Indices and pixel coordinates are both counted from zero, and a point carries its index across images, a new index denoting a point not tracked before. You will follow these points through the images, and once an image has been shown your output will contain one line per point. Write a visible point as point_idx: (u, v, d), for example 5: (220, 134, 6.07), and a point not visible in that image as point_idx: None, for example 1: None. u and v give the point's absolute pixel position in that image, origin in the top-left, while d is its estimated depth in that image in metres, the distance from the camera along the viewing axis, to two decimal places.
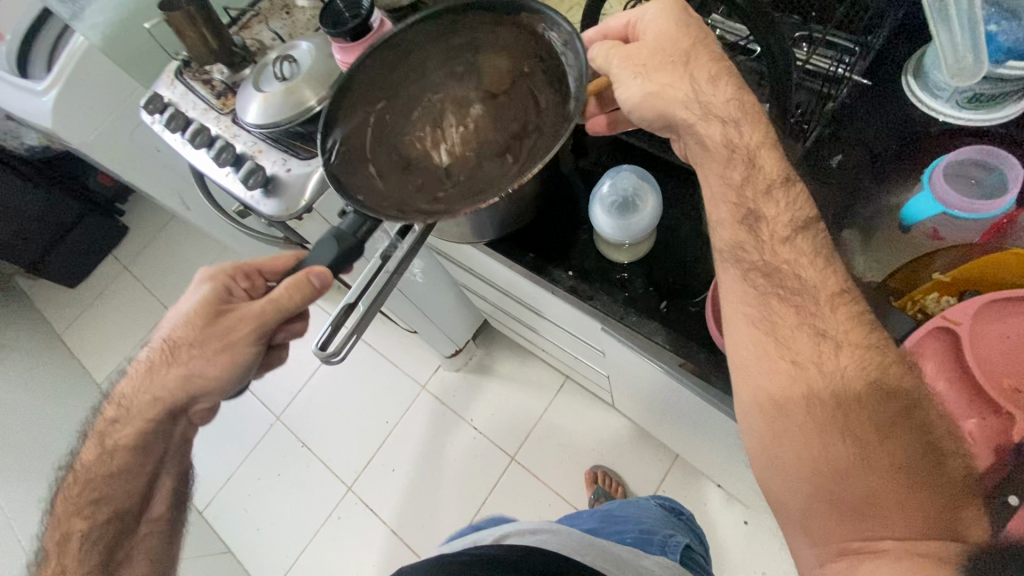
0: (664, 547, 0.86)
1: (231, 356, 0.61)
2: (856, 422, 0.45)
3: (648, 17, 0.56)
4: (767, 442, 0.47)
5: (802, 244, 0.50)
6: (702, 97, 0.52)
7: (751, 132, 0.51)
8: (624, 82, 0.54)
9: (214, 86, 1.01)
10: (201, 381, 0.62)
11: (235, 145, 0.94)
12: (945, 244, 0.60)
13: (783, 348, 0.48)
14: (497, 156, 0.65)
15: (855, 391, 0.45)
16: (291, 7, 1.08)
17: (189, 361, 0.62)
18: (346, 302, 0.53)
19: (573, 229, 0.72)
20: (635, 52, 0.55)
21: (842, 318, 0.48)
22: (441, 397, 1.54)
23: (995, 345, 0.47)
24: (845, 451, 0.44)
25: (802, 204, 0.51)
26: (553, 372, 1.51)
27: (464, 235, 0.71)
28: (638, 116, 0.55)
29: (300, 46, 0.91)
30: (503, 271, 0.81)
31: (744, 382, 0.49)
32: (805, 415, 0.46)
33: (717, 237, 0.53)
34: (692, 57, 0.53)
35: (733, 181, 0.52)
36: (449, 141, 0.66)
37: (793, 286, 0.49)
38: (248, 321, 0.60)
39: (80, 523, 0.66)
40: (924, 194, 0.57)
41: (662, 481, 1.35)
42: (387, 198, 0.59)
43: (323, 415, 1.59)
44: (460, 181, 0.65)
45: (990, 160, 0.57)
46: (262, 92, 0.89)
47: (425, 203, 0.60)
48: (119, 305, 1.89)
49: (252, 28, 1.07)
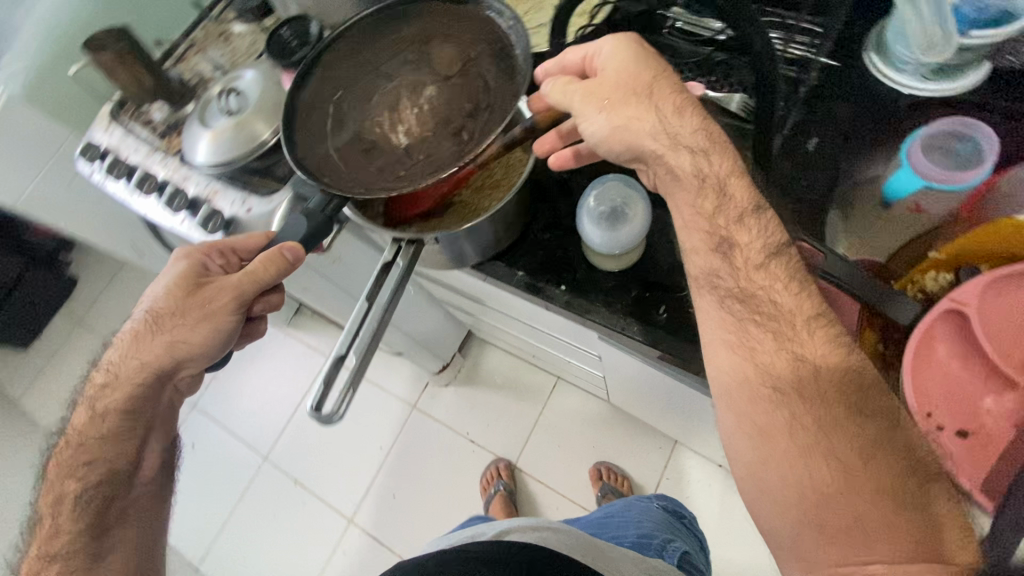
0: (662, 551, 0.86)
1: (211, 328, 0.60)
2: (840, 447, 0.42)
3: (605, 53, 0.53)
4: (754, 467, 0.45)
5: (775, 270, 0.48)
6: (670, 128, 0.50)
7: (719, 160, 0.50)
8: (588, 117, 0.52)
9: (155, 127, 0.94)
10: (188, 353, 0.61)
11: (187, 189, 0.87)
12: (931, 219, 0.59)
13: (763, 374, 0.46)
14: (453, 133, 0.64)
15: (840, 416, 0.43)
16: (228, 34, 1.02)
17: (171, 333, 0.60)
18: (335, 354, 0.50)
19: (558, 241, 0.70)
20: (597, 88, 0.52)
21: (821, 341, 0.45)
22: (433, 415, 1.50)
23: (1001, 319, 0.46)
24: (830, 473, 0.41)
25: (774, 231, 0.49)
26: (545, 374, 1.49)
27: (448, 260, 0.68)
28: (606, 150, 0.53)
29: (244, 77, 0.86)
30: (490, 288, 0.79)
31: (727, 408, 0.47)
32: (788, 442, 0.43)
33: (691, 264, 0.51)
34: (656, 90, 0.51)
35: (705, 211, 0.50)
36: (407, 123, 0.66)
37: (768, 311, 0.47)
38: (227, 293, 0.59)
39: (73, 484, 0.62)
40: (902, 171, 0.58)
41: (665, 468, 1.35)
42: (347, 182, 0.61)
43: (312, 450, 1.53)
44: (420, 159, 0.63)
45: (964, 129, 0.57)
46: (210, 129, 0.84)
47: (387, 181, 0.61)
48: (79, 358, 1.77)
49: (189, 60, 1.01)
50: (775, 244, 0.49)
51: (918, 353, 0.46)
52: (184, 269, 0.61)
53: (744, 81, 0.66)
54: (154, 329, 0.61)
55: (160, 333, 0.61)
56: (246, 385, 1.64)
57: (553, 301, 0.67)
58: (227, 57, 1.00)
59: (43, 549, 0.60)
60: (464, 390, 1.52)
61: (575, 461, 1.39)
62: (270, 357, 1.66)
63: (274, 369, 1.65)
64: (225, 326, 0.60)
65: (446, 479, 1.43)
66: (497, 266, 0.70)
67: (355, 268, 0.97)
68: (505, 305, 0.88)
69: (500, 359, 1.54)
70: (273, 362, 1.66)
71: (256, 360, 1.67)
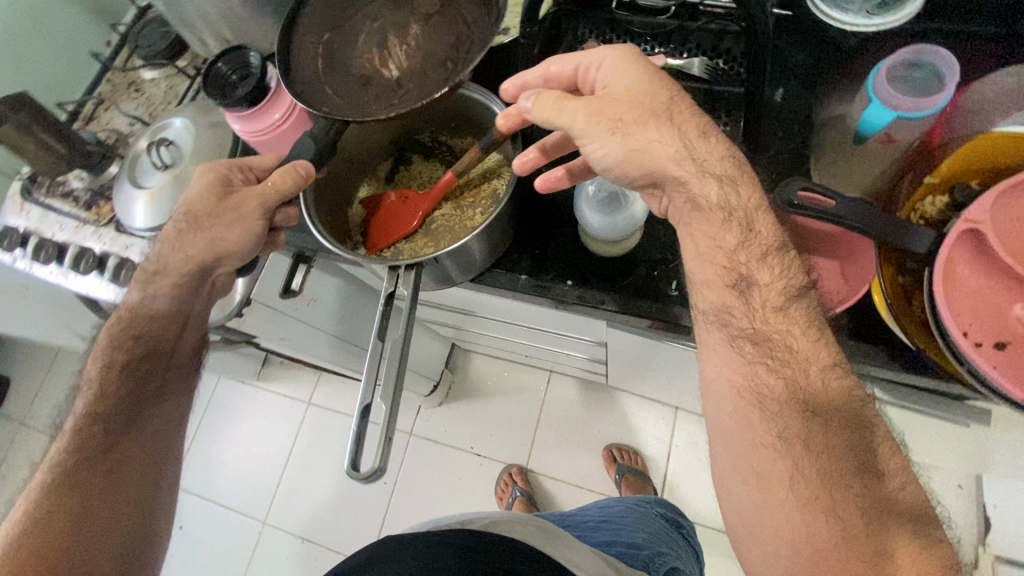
0: (649, 563, 0.81)
1: (241, 231, 0.62)
2: (842, 503, 0.44)
3: (607, 67, 0.53)
4: (751, 512, 0.46)
5: (796, 313, 0.50)
6: (695, 155, 0.52)
7: (746, 194, 0.52)
8: (597, 137, 0.51)
9: (78, 198, 0.85)
10: (224, 253, 0.63)
11: (131, 258, 0.79)
12: (902, 146, 0.58)
13: (769, 422, 0.47)
14: (440, 64, 0.58)
15: (846, 471, 0.44)
16: (138, 83, 0.94)
17: (200, 236, 0.62)
18: (361, 405, 0.48)
19: (548, 227, 0.69)
20: (606, 106, 0.51)
21: (835, 393, 0.47)
22: (432, 437, 1.45)
23: (1015, 226, 0.45)
24: (829, 531, 0.43)
25: (794, 272, 0.51)
26: (536, 371, 1.46)
27: (446, 277, 0.65)
28: (620, 172, 0.53)
29: (173, 125, 0.80)
30: (486, 298, 0.76)
31: (725, 445, 0.49)
32: (787, 491, 0.45)
33: (702, 298, 0.53)
34: (676, 111, 0.52)
35: (727, 244, 0.52)
36: (396, 58, 0.59)
37: (782, 356, 0.48)
38: (251, 198, 0.62)
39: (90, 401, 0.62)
40: (873, 104, 0.56)
41: (672, 436, 1.36)
42: (344, 113, 0.57)
43: (310, 499, 1.43)
44: (411, 91, 0.58)
45: (922, 56, 0.58)
46: (146, 189, 0.77)
47: (380, 112, 0.55)
48: (28, 463, 1.59)
49: (100, 119, 0.92)
50: (796, 287, 0.51)
51: (944, 283, 0.45)
52: (207, 178, 0.63)
53: (705, 45, 0.67)
54: (190, 226, 0.63)
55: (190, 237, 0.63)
56: (226, 452, 1.53)
57: (564, 299, 0.65)
58: (144, 107, 0.92)
59: (91, 405, 0.62)
60: (457, 404, 1.47)
61: (585, 450, 1.38)
62: (247, 414, 1.56)
63: (254, 427, 1.54)
64: (252, 230, 0.63)
65: (454, 499, 1.39)
66: (496, 275, 0.67)
67: (330, 304, 0.91)
68: (496, 312, 0.85)
69: (489, 366, 1.50)
70: (250, 420, 1.55)
71: (232, 422, 1.56)
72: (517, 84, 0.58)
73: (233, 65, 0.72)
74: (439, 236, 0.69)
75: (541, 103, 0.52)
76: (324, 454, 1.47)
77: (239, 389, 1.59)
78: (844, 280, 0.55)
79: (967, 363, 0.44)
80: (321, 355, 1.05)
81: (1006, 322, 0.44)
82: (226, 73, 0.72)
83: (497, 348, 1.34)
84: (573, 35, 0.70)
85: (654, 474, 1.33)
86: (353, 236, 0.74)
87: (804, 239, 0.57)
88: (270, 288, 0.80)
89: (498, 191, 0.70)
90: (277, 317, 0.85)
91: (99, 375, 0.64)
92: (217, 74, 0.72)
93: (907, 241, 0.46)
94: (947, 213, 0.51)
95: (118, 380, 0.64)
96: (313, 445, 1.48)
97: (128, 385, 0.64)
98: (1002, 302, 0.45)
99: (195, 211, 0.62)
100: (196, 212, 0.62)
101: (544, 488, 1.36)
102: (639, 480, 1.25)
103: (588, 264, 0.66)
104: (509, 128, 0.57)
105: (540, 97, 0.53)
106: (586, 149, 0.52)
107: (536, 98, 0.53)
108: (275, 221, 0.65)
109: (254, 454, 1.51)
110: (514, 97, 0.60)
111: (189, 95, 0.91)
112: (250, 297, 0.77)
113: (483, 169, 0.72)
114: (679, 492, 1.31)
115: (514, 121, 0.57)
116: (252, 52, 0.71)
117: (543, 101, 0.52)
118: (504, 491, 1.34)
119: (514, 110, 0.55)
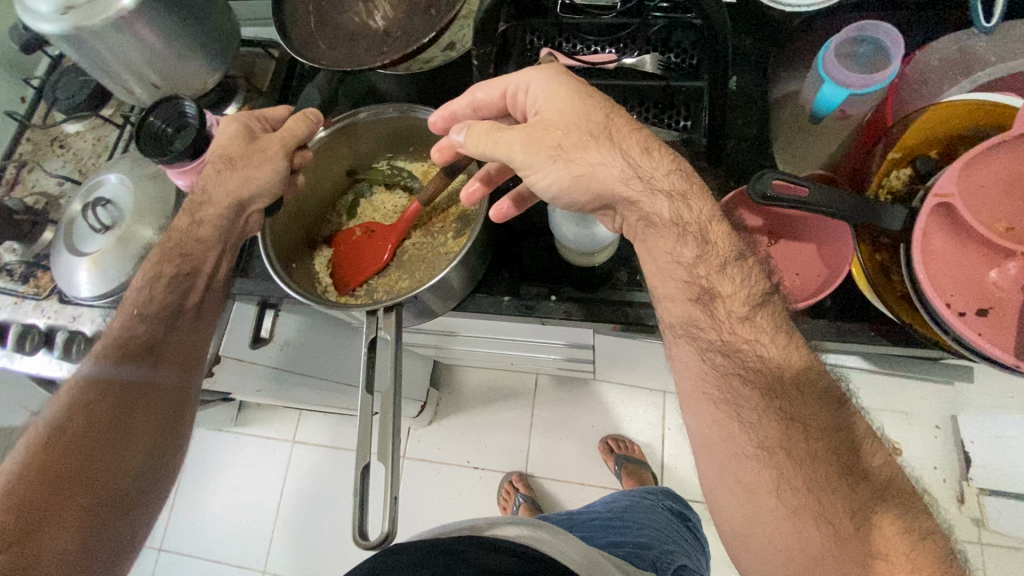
0: (657, 564, 0.78)
1: (269, 171, 0.61)
2: (831, 509, 0.45)
3: (535, 90, 0.53)
4: (741, 523, 0.48)
5: (762, 321, 0.51)
6: (642, 172, 0.52)
7: (697, 206, 0.52)
8: (540, 167, 0.52)
9: (12, 271, 0.79)
10: (254, 194, 0.61)
11: (82, 329, 0.74)
12: (854, 121, 0.60)
13: (750, 432, 0.48)
14: (422, 12, 0.67)
15: (830, 475, 0.46)
16: (62, 138, 0.87)
17: (229, 179, 0.60)
18: (359, 466, 0.53)
19: (515, 243, 0.70)
20: (541, 134, 0.51)
21: (810, 398, 0.48)
22: (427, 457, 1.41)
23: (976, 196, 0.46)
24: (821, 536, 0.44)
25: (756, 279, 0.52)
26: (523, 375, 1.45)
27: (426, 311, 0.63)
28: (570, 198, 0.53)
29: (109, 182, 0.75)
30: (470, 321, 0.75)
31: (710, 460, 0.50)
32: (775, 500, 0.46)
33: (667, 311, 0.54)
34: (614, 129, 0.52)
35: (685, 259, 0.52)
36: (381, 9, 0.69)
37: (754, 366, 0.50)
38: (276, 139, 0.61)
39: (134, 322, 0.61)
40: (826, 82, 0.56)
41: (663, 421, 1.37)
42: (341, 61, 0.65)
43: (309, 537, 1.34)
44: (399, 36, 0.66)
45: (861, 32, 0.58)
46: (88, 254, 0.71)
47: (377, 56, 0.64)
48: None
49: (24, 182, 0.85)
50: (758, 294, 0.52)
51: (921, 260, 0.45)
52: (231, 128, 0.62)
53: (654, 39, 0.66)
54: (224, 168, 0.60)
55: (221, 180, 0.60)
56: (217, 511, 1.40)
57: (551, 315, 0.65)
58: (71, 164, 0.86)
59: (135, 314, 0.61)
60: (446, 419, 1.44)
61: (580, 448, 1.38)
62: (233, 462, 1.43)
63: (235, 477, 1.42)
64: (279, 170, 0.61)
65: (456, 514, 1.36)
66: (478, 299, 0.67)
67: (308, 346, 0.87)
68: (478, 331, 0.83)
69: (477, 377, 1.47)
70: (235, 468, 1.43)
71: (214, 474, 1.43)
72: (444, 116, 0.59)
73: (167, 117, 0.69)
74: (413, 267, 0.70)
75: (476, 138, 0.53)
76: (326, 494, 1.37)
77: (217, 439, 1.46)
78: (820, 259, 0.59)
79: (952, 332, 0.45)
80: (308, 395, 1.02)
81: (975, 291, 0.46)
82: (161, 126, 0.68)
83: (481, 360, 1.31)
84: (522, 45, 0.67)
85: (651, 459, 1.35)
86: (321, 280, 0.72)
87: (780, 224, 0.61)
88: (240, 341, 0.76)
89: (472, 212, 0.70)
90: (252, 368, 0.81)
91: (144, 279, 0.62)
92: (151, 130, 0.68)
93: (883, 218, 0.47)
94: (911, 183, 0.52)
95: (136, 330, 0.61)
96: (306, 483, 1.38)
97: (162, 310, 0.62)
98: (973, 271, 0.46)
99: (227, 154, 0.61)
100: (227, 155, 0.60)
101: (545, 490, 1.35)
102: (638, 468, 1.25)
103: (570, 275, 0.67)
104: (445, 159, 0.60)
105: (472, 131, 0.54)
106: (529, 179, 0.53)
107: (468, 132, 0.54)
108: (295, 164, 0.64)
109: (242, 501, 1.40)
110: (445, 127, 0.61)
111: (120, 147, 0.85)
112: (220, 352, 0.74)
113: (448, 193, 0.73)
114: (678, 475, 1.32)
115: (448, 153, 0.59)
116: (188, 102, 0.69)
117: (477, 135, 0.53)
118: (507, 499, 1.32)
119: (446, 143, 0.57)
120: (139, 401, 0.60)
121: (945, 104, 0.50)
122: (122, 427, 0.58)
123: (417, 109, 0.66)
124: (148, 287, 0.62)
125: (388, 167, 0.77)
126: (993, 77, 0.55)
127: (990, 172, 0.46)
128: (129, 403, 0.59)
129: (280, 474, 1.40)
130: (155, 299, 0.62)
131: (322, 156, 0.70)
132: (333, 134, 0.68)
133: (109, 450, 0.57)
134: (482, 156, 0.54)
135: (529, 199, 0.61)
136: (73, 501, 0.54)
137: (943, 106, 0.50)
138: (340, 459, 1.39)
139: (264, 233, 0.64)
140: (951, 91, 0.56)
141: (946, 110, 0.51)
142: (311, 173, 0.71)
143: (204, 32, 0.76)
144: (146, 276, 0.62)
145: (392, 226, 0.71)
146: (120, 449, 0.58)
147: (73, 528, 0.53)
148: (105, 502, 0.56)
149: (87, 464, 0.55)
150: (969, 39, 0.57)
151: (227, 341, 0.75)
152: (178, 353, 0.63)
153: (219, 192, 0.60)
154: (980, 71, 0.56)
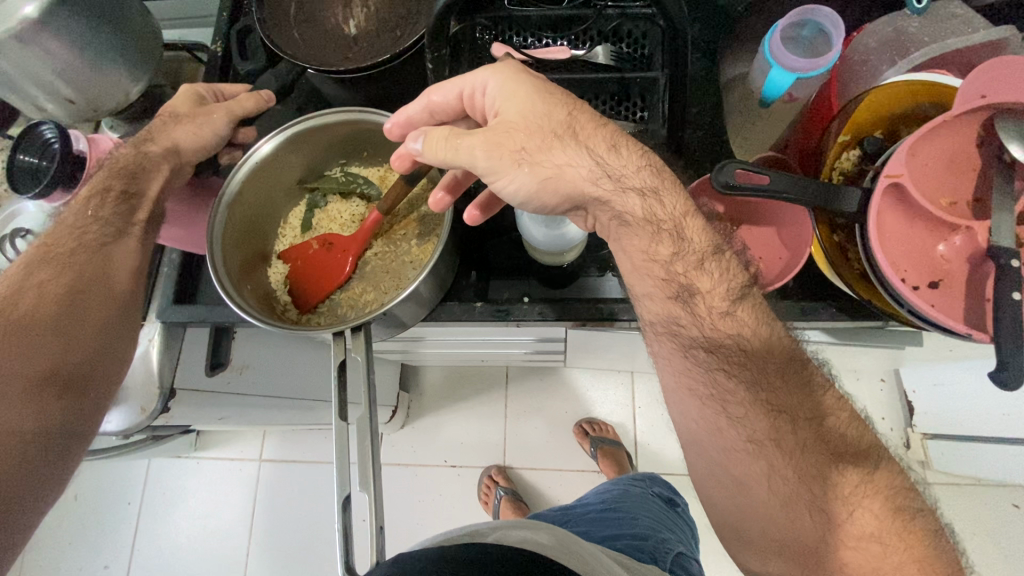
0: (656, 554, 0.79)
1: (209, 131, 0.64)
2: (822, 496, 0.47)
3: (492, 90, 0.52)
4: (739, 514, 0.50)
5: (743, 315, 0.52)
6: (611, 171, 0.52)
7: (670, 202, 0.52)
8: (507, 171, 0.51)
9: None
10: (195, 148, 0.63)
11: None
12: (801, 102, 0.63)
13: (739, 427, 0.50)
14: (390, 30, 0.68)
15: (818, 465, 0.48)
16: None
17: (173, 130, 0.62)
18: (341, 500, 0.52)
19: (482, 249, 0.69)
20: (503, 137, 0.51)
21: (789, 388, 0.50)
22: (402, 460, 1.38)
23: (922, 173, 0.48)
24: (814, 524, 0.47)
25: (733, 273, 0.53)
26: (492, 369, 1.44)
27: (394, 324, 0.61)
28: (542, 201, 0.53)
29: (25, 210, 0.69)
30: (448, 327, 0.72)
31: (701, 454, 0.52)
32: (768, 491, 0.48)
33: (646, 309, 0.54)
34: (577, 127, 0.52)
35: (661, 257, 0.52)
36: (356, 16, 0.69)
37: (735, 360, 0.51)
38: (222, 107, 0.64)
39: (91, 236, 0.58)
40: (775, 68, 0.57)
41: (632, 400, 1.41)
42: (304, 57, 0.67)
43: (287, 556, 1.29)
44: (360, 50, 0.68)
45: (801, 17, 0.60)
46: None
47: (337, 63, 0.66)
48: None
49: None
50: (737, 287, 0.53)
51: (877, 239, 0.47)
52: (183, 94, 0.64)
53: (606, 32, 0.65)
54: (169, 120, 0.63)
55: (166, 129, 0.62)
56: (186, 542, 1.32)
57: (526, 318, 0.64)
58: None
59: (78, 244, 0.57)
60: (421, 422, 1.41)
61: (557, 437, 1.39)
62: (197, 489, 1.35)
63: (200, 504, 1.34)
64: (219, 133, 0.64)
65: (440, 515, 1.34)
66: (450, 307, 0.65)
67: (269, 367, 0.83)
68: (452, 335, 0.82)
69: (445, 375, 1.45)
70: (200, 496, 1.35)
71: (177, 504, 1.35)
72: (400, 121, 0.57)
73: (36, 149, 0.59)
74: (378, 279, 0.68)
75: (434, 145, 0.52)
76: (303, 511, 1.32)
77: (177, 467, 1.37)
78: (783, 240, 0.60)
79: (908, 304, 0.47)
80: (275, 418, 0.97)
81: (929, 263, 0.48)
82: (36, 161, 0.58)
83: (450, 359, 1.28)
84: (471, 41, 0.65)
85: (624, 439, 1.37)
86: (279, 299, 0.69)
87: (738, 210, 0.63)
88: (195, 372, 0.72)
89: (441, 217, 0.68)
90: (215, 400, 0.77)
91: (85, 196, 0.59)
92: (24, 168, 0.58)
93: (839, 202, 0.48)
94: (861, 165, 0.53)
95: (90, 226, 0.58)
96: (280, 501, 1.33)
97: (115, 215, 0.59)
98: (925, 245, 0.48)
99: (174, 111, 0.64)
100: (174, 111, 0.63)
101: (526, 481, 1.35)
102: (614, 448, 1.27)
103: (537, 273, 0.69)
104: (405, 167, 0.59)
105: (429, 138, 0.52)
106: (494, 184, 0.52)
107: (425, 140, 0.53)
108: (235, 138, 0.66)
109: (213, 528, 1.32)
110: (401, 134, 0.59)
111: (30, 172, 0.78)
112: (174, 387, 0.69)
113: (409, 199, 0.71)
114: (653, 451, 1.36)
115: (407, 161, 0.58)
116: (46, 125, 0.59)
117: (435, 142, 0.52)
118: (488, 494, 1.31)
119: (404, 151, 0.56)
120: (97, 298, 0.57)
121: (882, 87, 0.52)
122: (38, 372, 0.52)
123: (368, 113, 0.62)
124: (95, 215, 0.58)
125: (342, 174, 0.74)
126: (926, 57, 0.56)
127: (933, 149, 0.48)
128: (66, 318, 0.54)
129: (250, 497, 1.34)
130: (102, 207, 0.59)
131: (271, 167, 0.66)
132: (283, 143, 0.64)
133: (47, 352, 0.53)
134: (442, 163, 0.53)
135: (498, 203, 0.62)
136: (23, 370, 0.51)
137: (887, 86, 0.52)
138: (313, 474, 1.35)
139: (215, 253, 0.59)
140: (890, 73, 0.57)
141: (891, 91, 0.53)
142: (259, 185, 0.67)
143: (126, 37, 0.70)
144: (93, 190, 0.59)
145: (352, 237, 0.68)
146: (77, 325, 0.55)
147: (26, 401, 0.50)
148: (55, 375, 0.53)
149: (36, 346, 0.52)
150: (903, 21, 0.59)
151: (184, 375, 0.70)
152: (112, 291, 0.58)
153: (160, 136, 0.62)
154: (916, 53, 0.57)
